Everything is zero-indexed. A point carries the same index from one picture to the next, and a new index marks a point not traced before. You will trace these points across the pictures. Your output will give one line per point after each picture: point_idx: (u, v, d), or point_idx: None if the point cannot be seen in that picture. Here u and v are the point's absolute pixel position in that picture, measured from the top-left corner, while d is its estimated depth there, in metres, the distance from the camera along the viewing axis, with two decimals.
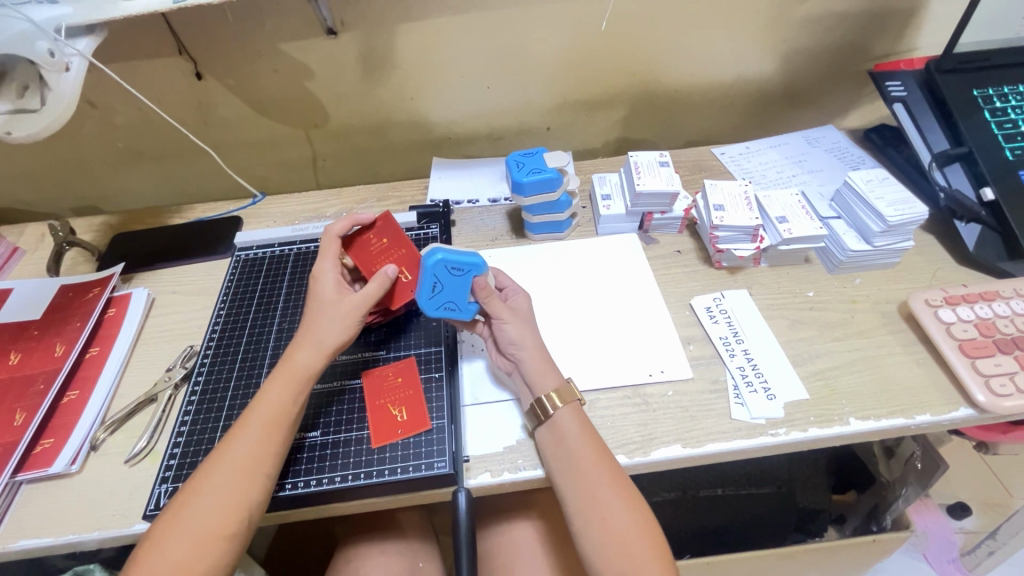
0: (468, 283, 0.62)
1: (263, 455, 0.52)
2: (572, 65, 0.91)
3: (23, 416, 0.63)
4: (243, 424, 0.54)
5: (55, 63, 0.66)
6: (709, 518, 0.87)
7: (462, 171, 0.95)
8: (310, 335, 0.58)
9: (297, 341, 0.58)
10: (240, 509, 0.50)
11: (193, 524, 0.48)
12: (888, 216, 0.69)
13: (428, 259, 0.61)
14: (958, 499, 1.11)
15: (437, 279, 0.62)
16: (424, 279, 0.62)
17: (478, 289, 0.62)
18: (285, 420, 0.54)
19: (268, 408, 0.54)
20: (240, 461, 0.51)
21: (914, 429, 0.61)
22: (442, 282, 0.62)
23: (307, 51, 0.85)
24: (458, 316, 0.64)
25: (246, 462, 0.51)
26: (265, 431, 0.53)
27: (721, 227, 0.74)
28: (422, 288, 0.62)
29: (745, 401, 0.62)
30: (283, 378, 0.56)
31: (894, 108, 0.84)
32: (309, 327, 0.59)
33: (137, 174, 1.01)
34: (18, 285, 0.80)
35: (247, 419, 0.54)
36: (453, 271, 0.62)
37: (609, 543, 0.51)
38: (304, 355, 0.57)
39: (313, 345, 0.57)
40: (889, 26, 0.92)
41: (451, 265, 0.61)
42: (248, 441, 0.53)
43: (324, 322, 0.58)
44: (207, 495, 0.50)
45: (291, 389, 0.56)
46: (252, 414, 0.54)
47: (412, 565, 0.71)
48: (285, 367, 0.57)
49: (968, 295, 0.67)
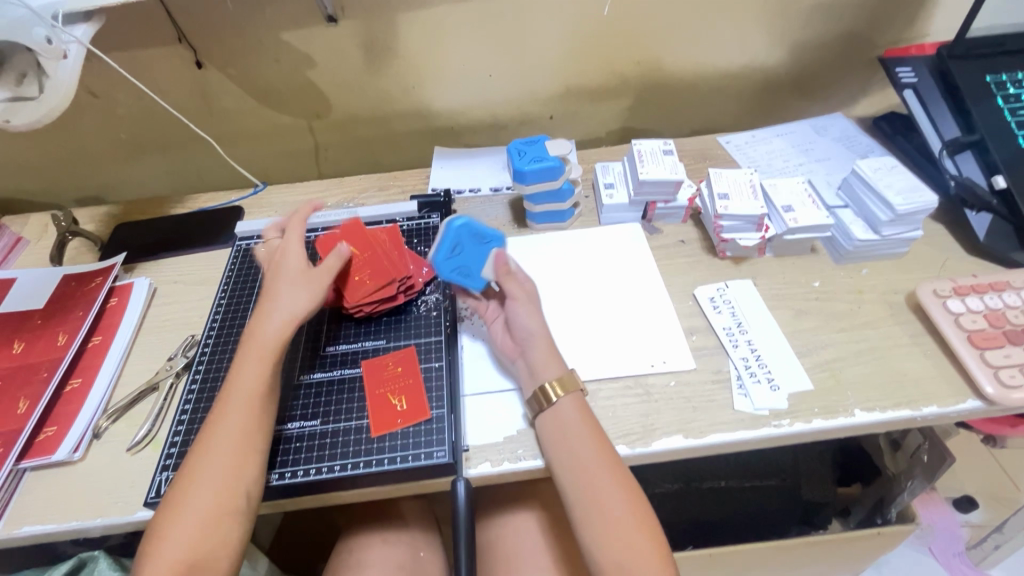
0: (485, 253, 0.66)
1: (256, 426, 0.53)
2: (575, 52, 0.90)
3: (26, 404, 0.64)
4: (224, 403, 0.54)
5: (52, 50, 0.65)
6: (711, 509, 0.86)
7: (464, 161, 0.94)
8: (273, 309, 0.59)
9: (262, 316, 0.59)
10: (239, 487, 0.50)
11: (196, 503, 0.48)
12: (896, 204, 0.68)
13: (455, 223, 0.65)
14: (965, 493, 1.10)
15: (457, 242, 0.65)
16: (446, 239, 0.65)
17: (497, 263, 0.65)
18: (265, 390, 0.55)
19: (245, 384, 0.54)
20: (231, 442, 0.51)
21: (921, 421, 0.60)
22: (462, 245, 0.65)
23: (307, 39, 0.84)
24: (467, 284, 0.66)
25: (237, 436, 0.52)
26: (249, 404, 0.53)
27: (725, 216, 0.73)
28: (443, 247, 0.64)
29: (747, 391, 0.61)
30: (253, 355, 0.56)
31: (904, 95, 0.82)
32: (269, 301, 0.60)
33: (140, 164, 1.01)
34: (22, 274, 0.81)
35: (228, 398, 0.54)
36: (477, 238, 0.66)
37: (610, 532, 0.51)
38: (269, 328, 0.58)
39: (279, 318, 0.58)
40: (901, 10, 0.90)
41: (474, 231, 0.65)
42: (235, 419, 0.52)
43: (288, 295, 0.59)
44: (204, 472, 0.50)
45: (262, 359, 0.56)
46: (231, 391, 0.54)
47: (412, 554, 0.71)
48: (253, 341, 0.57)
49: (977, 285, 0.66)
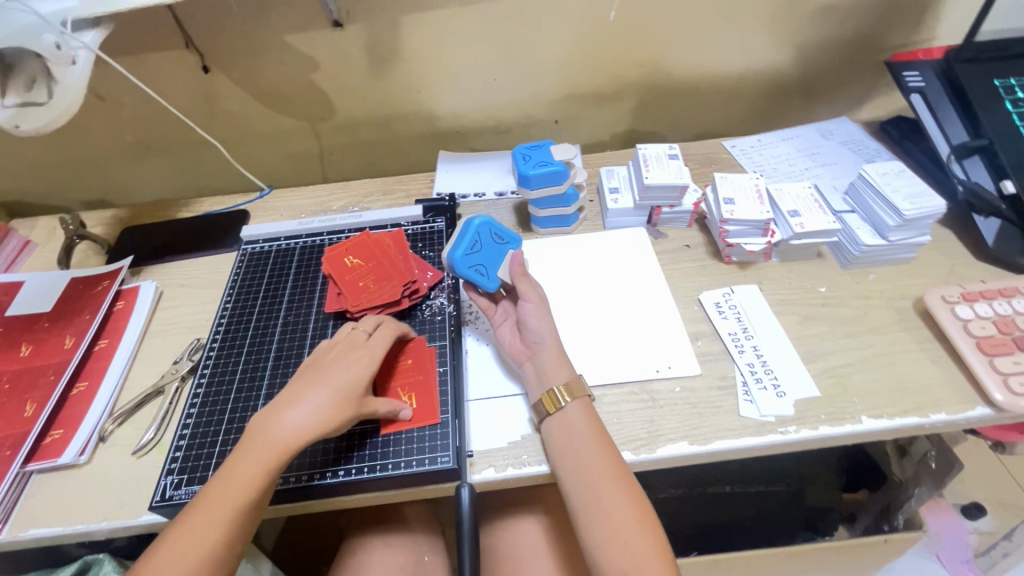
0: (503, 253, 0.69)
1: (224, 543, 0.49)
2: (580, 56, 0.90)
3: (33, 407, 0.64)
4: (210, 496, 0.51)
5: (62, 56, 0.66)
6: (717, 515, 0.85)
7: (469, 165, 0.94)
8: (297, 413, 0.54)
9: (280, 409, 0.55)
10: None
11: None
12: (904, 209, 0.67)
13: (476, 222, 0.68)
14: (973, 500, 1.09)
15: (478, 240, 0.67)
16: (468, 235, 0.67)
17: (514, 263, 0.67)
18: (252, 505, 0.51)
19: (238, 481, 0.51)
20: (209, 535, 0.49)
21: (929, 428, 0.60)
22: (482, 243, 0.68)
23: (313, 43, 0.85)
24: (483, 283, 0.66)
25: (198, 557, 0.48)
26: (232, 511, 0.50)
27: (731, 220, 0.72)
28: (462, 243, 0.66)
29: (753, 398, 0.61)
30: (257, 450, 0.52)
31: (911, 99, 0.81)
32: (310, 401, 0.55)
33: (146, 167, 1.01)
34: (30, 277, 0.81)
35: (214, 501, 0.50)
36: (495, 238, 0.69)
37: (612, 538, 0.51)
38: (284, 430, 0.53)
39: (297, 424, 0.53)
40: (907, 13, 0.90)
41: (494, 232, 0.69)
42: (219, 516, 0.50)
43: (314, 405, 0.55)
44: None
45: (265, 464, 0.52)
46: (220, 488, 0.51)
47: (415, 560, 0.71)
48: (263, 438, 0.53)
49: (986, 291, 0.66)
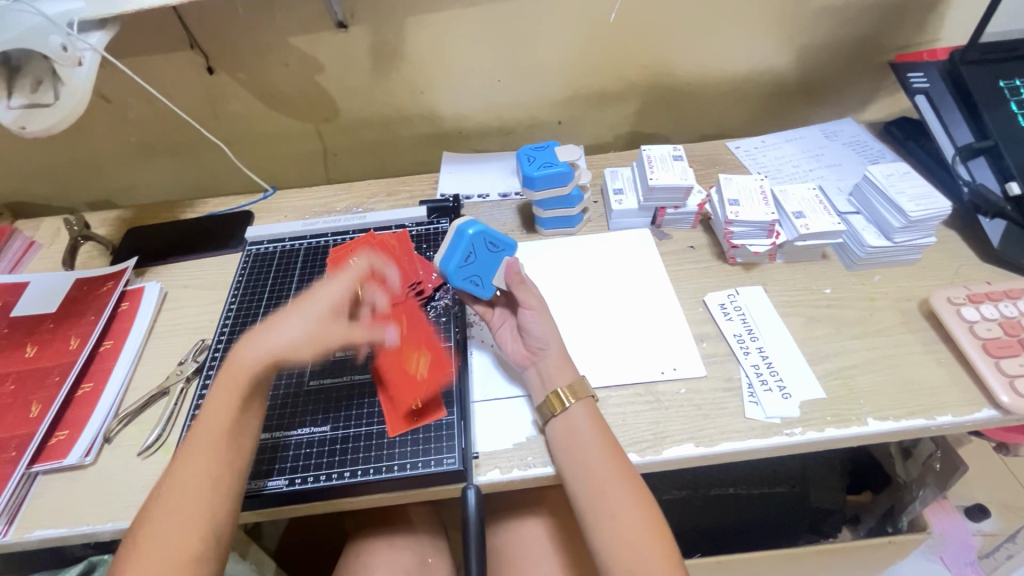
0: (498, 261, 0.64)
1: (214, 479, 0.49)
2: (584, 57, 0.90)
3: (38, 408, 0.64)
4: (190, 437, 0.51)
5: (68, 57, 0.66)
6: (721, 516, 0.85)
7: (473, 166, 0.94)
8: (265, 341, 0.53)
9: (248, 340, 0.54)
10: (201, 523, 0.47)
11: (162, 547, 0.46)
12: (909, 210, 0.67)
13: (467, 230, 0.62)
14: (977, 501, 1.08)
15: (472, 250, 0.63)
16: (460, 246, 0.62)
17: (509, 272, 0.63)
18: (231, 435, 0.51)
19: (214, 418, 0.51)
20: (195, 475, 0.49)
21: (935, 430, 0.60)
22: (476, 253, 0.63)
23: (317, 44, 0.85)
24: (478, 293, 0.64)
25: (193, 497, 0.48)
26: (211, 445, 0.50)
27: (736, 222, 0.72)
28: (456, 255, 0.62)
29: (759, 399, 0.61)
30: (226, 385, 0.52)
31: (915, 101, 0.82)
32: (274, 330, 0.54)
33: (150, 168, 1.01)
34: (34, 278, 0.81)
35: (195, 440, 0.50)
36: (490, 246, 0.63)
37: (621, 543, 0.51)
38: (249, 360, 0.53)
39: (263, 351, 0.53)
40: (911, 13, 0.89)
41: (488, 239, 0.63)
42: (198, 456, 0.50)
43: (287, 331, 0.54)
44: (162, 522, 0.47)
45: (233, 393, 0.52)
46: (198, 430, 0.51)
47: (420, 561, 0.71)
48: (230, 370, 0.53)
49: (992, 293, 0.65)
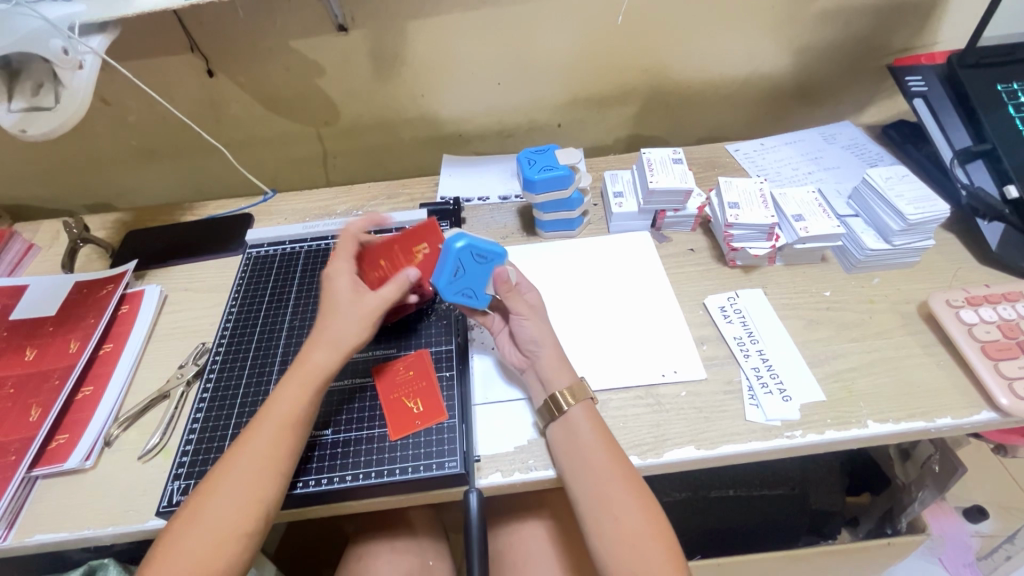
0: (489, 272, 0.62)
1: (276, 459, 0.52)
2: (584, 60, 0.90)
3: (38, 412, 0.64)
4: (258, 422, 0.54)
5: (69, 60, 0.66)
6: (721, 519, 0.85)
7: (473, 168, 0.95)
8: (326, 336, 0.57)
9: (313, 341, 0.58)
10: (258, 506, 0.50)
11: (217, 523, 0.48)
12: (908, 213, 0.67)
13: (452, 245, 0.59)
14: (973, 502, 1.09)
15: (460, 265, 0.60)
16: (447, 263, 0.60)
17: (498, 282, 0.62)
18: (296, 427, 0.54)
19: (284, 406, 0.54)
20: (257, 461, 0.51)
21: (934, 432, 0.60)
22: (464, 268, 0.61)
23: (318, 48, 0.85)
24: (473, 303, 0.64)
25: (255, 474, 0.51)
26: (281, 433, 0.53)
27: (736, 225, 0.72)
28: (443, 271, 0.61)
29: (759, 402, 0.61)
30: (298, 379, 0.56)
31: (914, 104, 0.83)
32: (325, 326, 0.58)
33: (150, 171, 1.01)
34: (33, 281, 0.81)
35: (263, 420, 0.54)
36: (477, 259, 0.60)
37: (623, 546, 0.50)
38: (319, 356, 0.57)
39: (329, 347, 0.57)
40: (910, 17, 0.90)
41: (475, 253, 0.60)
42: (264, 440, 0.52)
43: (341, 323, 0.58)
44: (223, 497, 0.49)
45: (306, 389, 0.55)
46: (267, 416, 0.54)
47: (421, 563, 0.71)
48: (300, 367, 0.56)
49: (990, 296, 0.66)
